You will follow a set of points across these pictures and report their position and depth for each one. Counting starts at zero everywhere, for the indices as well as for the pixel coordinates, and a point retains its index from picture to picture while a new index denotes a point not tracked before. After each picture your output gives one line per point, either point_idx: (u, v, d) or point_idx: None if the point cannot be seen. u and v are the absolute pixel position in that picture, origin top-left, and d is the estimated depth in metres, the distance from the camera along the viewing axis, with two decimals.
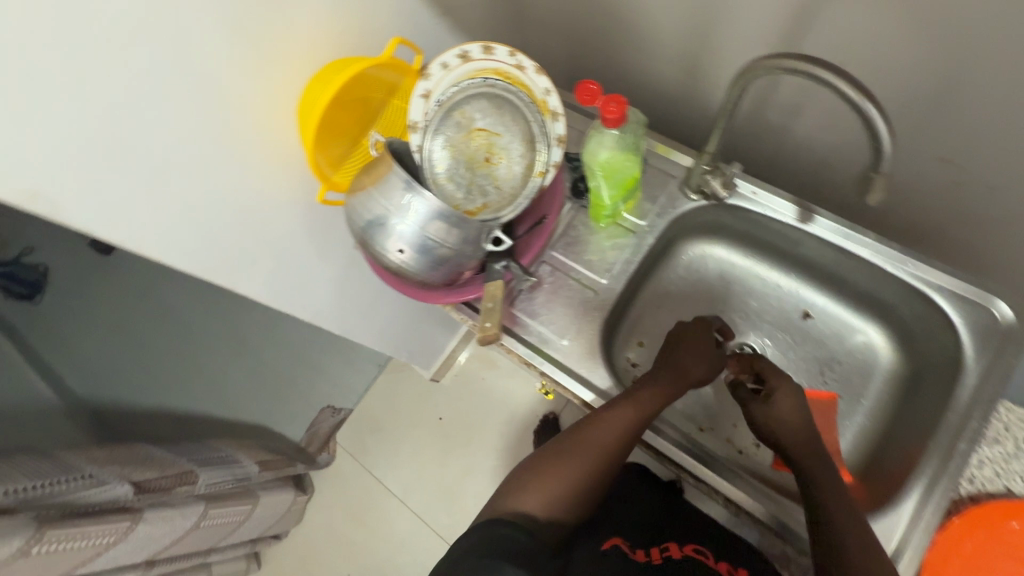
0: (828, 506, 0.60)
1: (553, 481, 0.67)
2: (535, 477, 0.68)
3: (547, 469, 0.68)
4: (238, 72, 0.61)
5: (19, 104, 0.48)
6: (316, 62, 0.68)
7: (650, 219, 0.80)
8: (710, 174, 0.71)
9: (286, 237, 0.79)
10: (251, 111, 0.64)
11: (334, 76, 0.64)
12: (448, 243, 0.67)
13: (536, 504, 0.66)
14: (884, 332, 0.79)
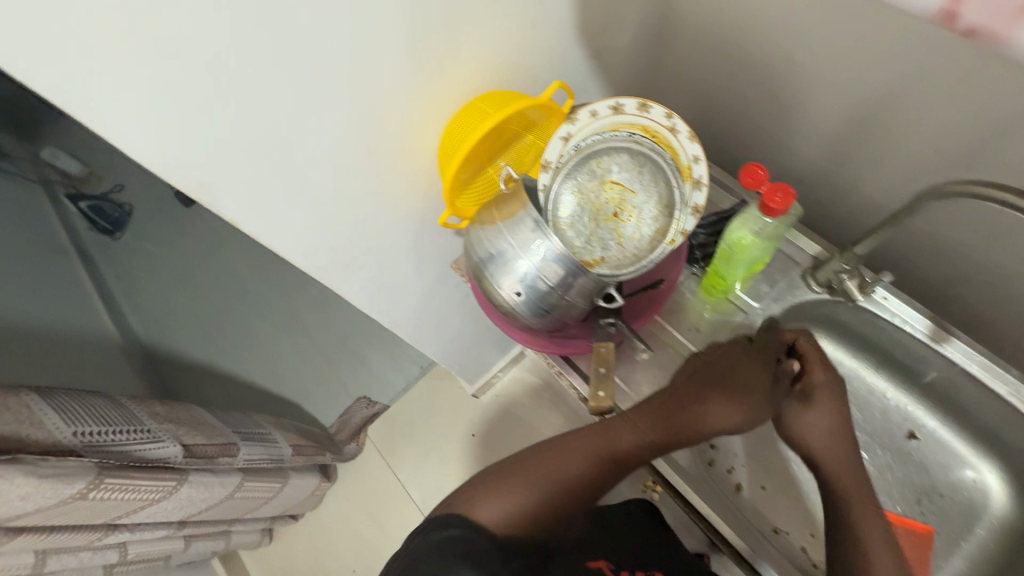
0: (840, 505, 0.63)
1: (518, 479, 0.64)
2: (510, 482, 0.64)
3: (523, 473, 0.65)
4: (405, 95, 0.61)
5: (211, 99, 0.48)
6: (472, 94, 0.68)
7: (765, 302, 0.77)
8: (846, 275, 0.67)
9: (389, 247, 0.78)
10: (403, 131, 0.64)
11: (491, 110, 0.63)
12: (564, 293, 0.65)
13: (497, 514, 0.60)
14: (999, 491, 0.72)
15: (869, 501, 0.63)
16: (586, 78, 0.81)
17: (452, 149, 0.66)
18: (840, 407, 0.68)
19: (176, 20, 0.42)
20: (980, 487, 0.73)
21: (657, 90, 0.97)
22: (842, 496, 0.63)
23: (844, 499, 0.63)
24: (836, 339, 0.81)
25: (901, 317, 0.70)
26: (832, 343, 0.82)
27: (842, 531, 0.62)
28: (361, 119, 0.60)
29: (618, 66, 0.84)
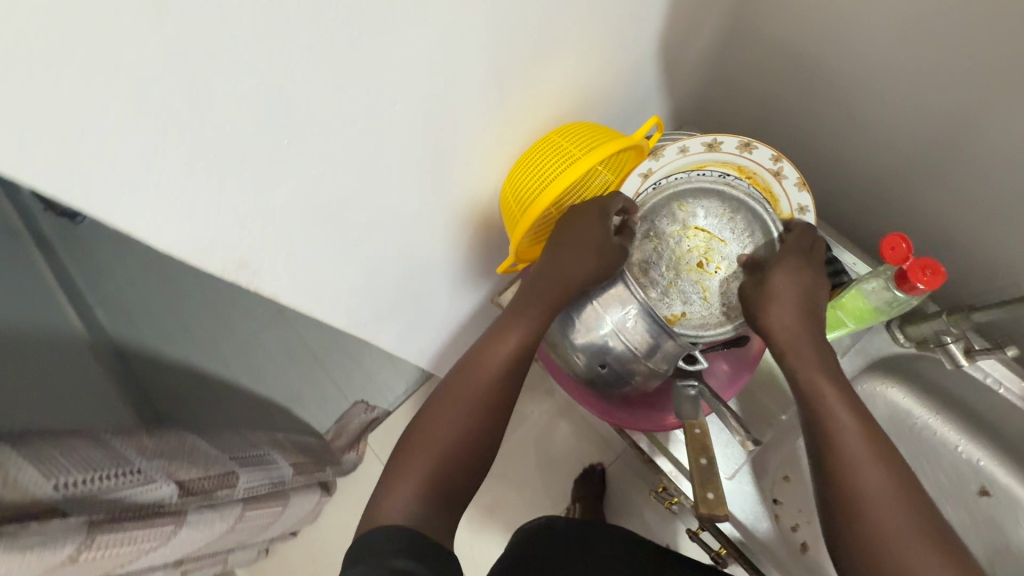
0: (826, 417, 0.46)
1: (418, 447, 0.49)
2: (413, 448, 0.50)
3: (425, 429, 0.51)
4: (481, 131, 0.51)
5: (274, 159, 0.35)
6: (543, 124, 0.58)
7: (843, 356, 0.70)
8: (953, 338, 0.61)
9: (431, 290, 0.67)
10: (470, 169, 0.54)
11: (578, 151, 0.55)
12: (649, 359, 0.58)
13: (407, 500, 0.45)
14: None
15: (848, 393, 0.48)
16: (651, 98, 0.72)
17: (527, 192, 0.57)
18: (803, 269, 0.53)
19: (237, 61, 0.29)
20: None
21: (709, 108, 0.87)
22: (826, 416, 0.46)
23: (828, 419, 0.46)
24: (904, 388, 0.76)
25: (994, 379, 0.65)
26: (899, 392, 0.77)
27: (846, 479, 0.43)
28: (432, 165, 0.49)
29: (683, 84, 0.75)
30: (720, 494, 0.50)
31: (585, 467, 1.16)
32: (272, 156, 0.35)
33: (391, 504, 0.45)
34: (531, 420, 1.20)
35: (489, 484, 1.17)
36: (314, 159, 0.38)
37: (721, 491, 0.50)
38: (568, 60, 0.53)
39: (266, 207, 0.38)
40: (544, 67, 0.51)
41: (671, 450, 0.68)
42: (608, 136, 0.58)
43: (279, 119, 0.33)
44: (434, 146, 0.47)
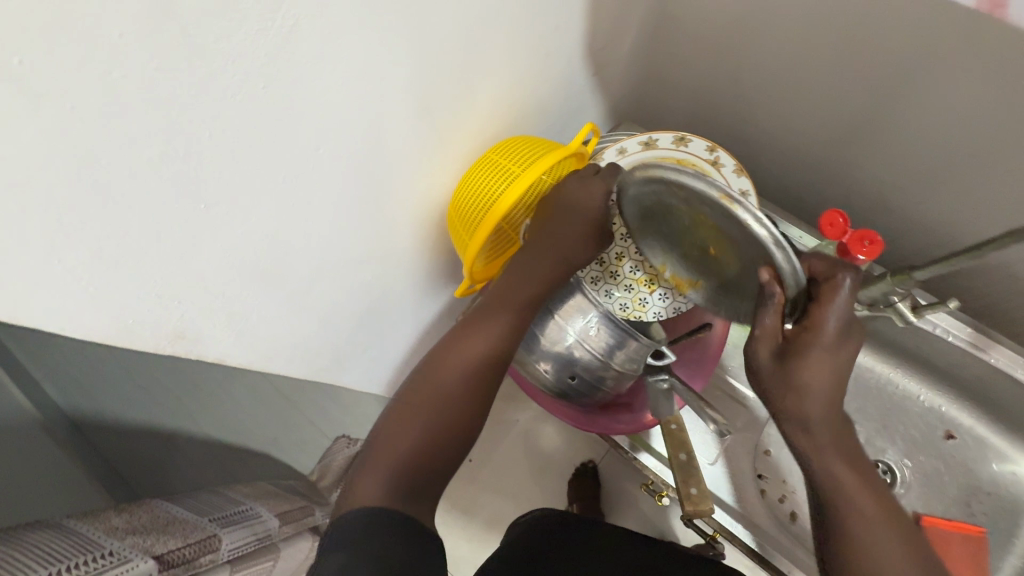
0: (852, 528, 0.40)
1: (402, 421, 0.46)
2: (400, 422, 0.46)
3: (411, 403, 0.48)
4: (418, 163, 0.50)
5: (188, 223, 0.33)
6: (481, 145, 0.58)
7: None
8: (900, 297, 0.63)
9: (394, 323, 0.65)
10: (414, 199, 0.53)
11: (517, 166, 0.55)
12: (614, 362, 0.58)
13: (386, 483, 0.42)
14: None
15: (871, 483, 0.41)
16: (587, 103, 0.73)
17: (471, 213, 0.56)
18: (837, 345, 0.40)
19: (121, 132, 0.27)
20: (1011, 489, 0.74)
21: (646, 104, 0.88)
22: (849, 524, 0.40)
23: (854, 531, 0.40)
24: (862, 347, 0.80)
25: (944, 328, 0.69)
26: (858, 352, 0.81)
27: None
28: (370, 206, 0.48)
29: (616, 86, 0.76)
30: (703, 489, 0.50)
31: (577, 467, 1.15)
32: (194, 222, 0.33)
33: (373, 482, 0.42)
34: (518, 432, 1.18)
35: (484, 504, 1.14)
36: (239, 219, 0.36)
37: (703, 487, 0.51)
38: (498, 81, 0.53)
39: (193, 277, 0.36)
40: (474, 91, 0.51)
41: (653, 446, 0.69)
42: (546, 148, 0.58)
43: (192, 186, 0.32)
44: (368, 187, 0.46)
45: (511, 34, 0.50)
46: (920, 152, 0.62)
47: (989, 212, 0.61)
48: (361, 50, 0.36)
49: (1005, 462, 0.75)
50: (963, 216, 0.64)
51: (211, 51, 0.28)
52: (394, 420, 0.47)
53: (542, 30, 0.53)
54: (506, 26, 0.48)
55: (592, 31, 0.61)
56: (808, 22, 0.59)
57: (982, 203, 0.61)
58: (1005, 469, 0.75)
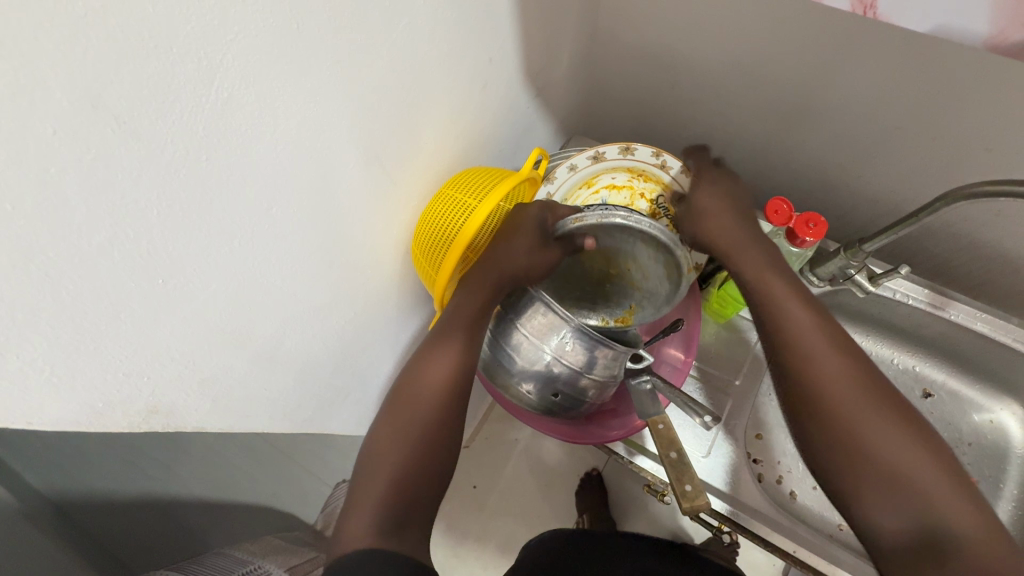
0: (780, 310, 0.52)
1: (406, 409, 0.53)
2: (404, 411, 0.52)
3: (411, 392, 0.54)
4: (372, 207, 0.51)
5: (145, 297, 0.33)
6: (433, 182, 0.59)
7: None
8: (856, 269, 0.66)
9: (374, 365, 0.66)
10: (375, 243, 0.54)
11: (473, 200, 0.56)
12: (590, 373, 0.58)
13: (370, 520, 0.45)
14: (1004, 437, 0.76)
15: (808, 303, 0.52)
16: (533, 125, 0.75)
17: (438, 250, 0.58)
18: (732, 199, 0.57)
19: (60, 222, 0.27)
20: (987, 437, 0.77)
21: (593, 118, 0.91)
22: (783, 324, 0.51)
23: (786, 320, 0.51)
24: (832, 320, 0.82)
25: (904, 292, 0.71)
26: None
27: (801, 350, 0.49)
28: (329, 256, 0.48)
29: (559, 106, 0.78)
30: (696, 485, 0.52)
31: (582, 477, 1.15)
32: (152, 297, 0.34)
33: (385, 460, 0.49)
34: (517, 451, 1.18)
35: (493, 529, 1.13)
36: (198, 288, 0.37)
37: (696, 481, 0.52)
38: (439, 120, 0.54)
39: (158, 353, 0.36)
40: (418, 132, 0.52)
41: (647, 447, 0.69)
42: (499, 176, 0.60)
43: (144, 263, 0.32)
44: (325, 238, 0.46)
45: (444, 75, 0.51)
46: (850, 133, 0.65)
47: (922, 179, 0.65)
48: (297, 112, 0.37)
49: (978, 412, 0.78)
50: (900, 187, 0.67)
51: (146, 132, 0.29)
52: (373, 454, 0.50)
53: (475, 66, 0.55)
54: (437, 69, 0.50)
55: (527, 58, 0.63)
56: (726, 28, 0.62)
57: (914, 173, 0.65)
58: (979, 419, 0.78)
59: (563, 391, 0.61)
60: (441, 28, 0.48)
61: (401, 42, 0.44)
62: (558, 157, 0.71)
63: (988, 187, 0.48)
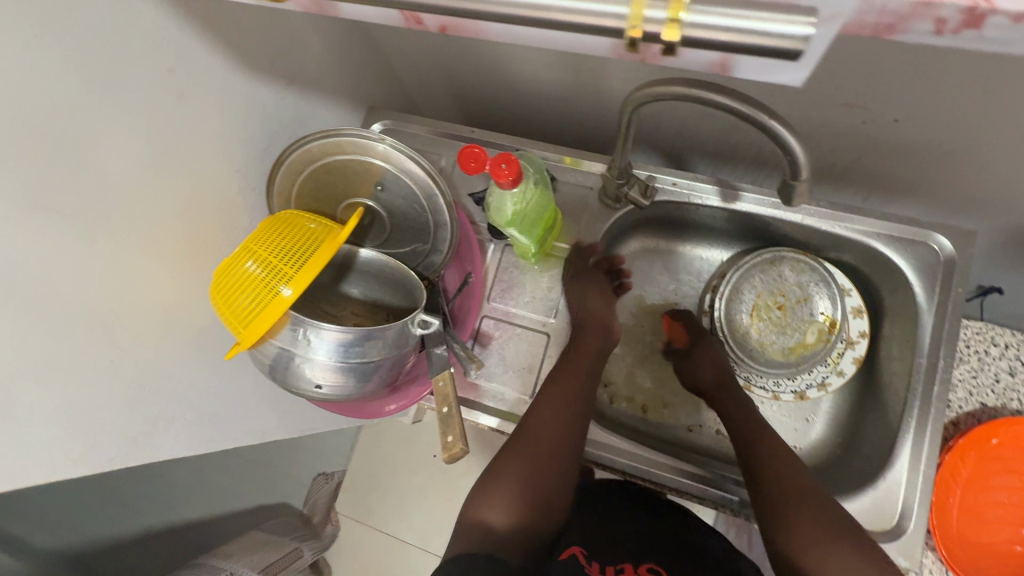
0: (764, 454, 0.65)
1: (526, 487, 0.63)
2: (499, 488, 0.63)
3: (505, 475, 0.63)
4: (124, 255, 0.55)
5: None
6: (189, 213, 0.61)
7: (578, 239, 0.77)
8: (625, 186, 0.69)
9: (209, 387, 0.69)
10: (137, 287, 0.57)
11: (290, 266, 0.56)
12: (366, 360, 0.60)
13: (498, 505, 0.61)
14: (840, 310, 0.75)
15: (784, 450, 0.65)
16: (306, 113, 0.76)
17: (247, 313, 0.56)
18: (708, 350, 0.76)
19: None
20: (826, 315, 0.75)
21: (393, 81, 0.91)
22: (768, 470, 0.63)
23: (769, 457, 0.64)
24: (650, 236, 0.85)
25: (689, 189, 0.74)
26: (648, 243, 0.86)
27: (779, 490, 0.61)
28: (74, 311, 0.51)
29: (334, 88, 0.80)
30: (456, 434, 0.53)
31: None
32: None
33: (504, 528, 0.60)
34: None
35: None
36: None
37: (457, 432, 0.53)
38: (159, 155, 0.57)
39: None
40: (131, 172, 0.54)
41: (483, 403, 0.74)
42: (279, 229, 0.59)
43: None
44: (56, 295, 0.49)
45: (130, 110, 0.52)
46: None
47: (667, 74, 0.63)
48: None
49: (821, 293, 0.76)
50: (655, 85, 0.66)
51: None
52: (489, 489, 0.63)
53: (173, 84, 0.56)
54: (115, 104, 0.51)
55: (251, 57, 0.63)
56: None
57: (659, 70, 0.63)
58: (809, 296, 0.77)
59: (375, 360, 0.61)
60: (92, 61, 0.48)
61: (31, 81, 0.44)
62: (296, 149, 0.65)
63: (640, 92, 0.46)
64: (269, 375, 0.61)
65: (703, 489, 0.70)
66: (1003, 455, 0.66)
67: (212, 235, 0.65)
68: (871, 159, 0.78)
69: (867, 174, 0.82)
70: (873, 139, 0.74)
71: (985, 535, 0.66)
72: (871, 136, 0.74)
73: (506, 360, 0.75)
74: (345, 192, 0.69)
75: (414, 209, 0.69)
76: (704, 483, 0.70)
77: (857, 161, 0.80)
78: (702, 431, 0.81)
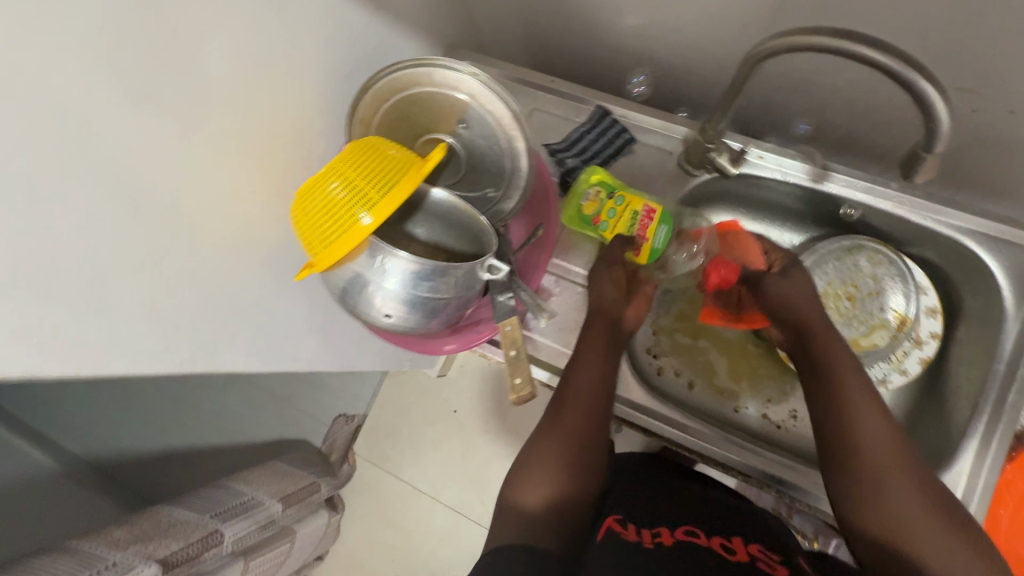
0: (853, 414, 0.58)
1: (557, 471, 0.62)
2: (534, 472, 0.62)
3: (536, 461, 0.63)
4: (212, 162, 0.55)
5: None
6: (273, 129, 0.61)
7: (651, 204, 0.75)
8: (713, 151, 0.67)
9: (269, 308, 0.70)
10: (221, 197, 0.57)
11: (374, 191, 0.55)
12: (424, 294, 0.60)
13: (530, 490, 0.61)
14: (914, 307, 0.72)
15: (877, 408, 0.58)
16: (386, 42, 0.74)
17: (328, 234, 0.56)
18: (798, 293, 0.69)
19: None
20: (899, 311, 0.73)
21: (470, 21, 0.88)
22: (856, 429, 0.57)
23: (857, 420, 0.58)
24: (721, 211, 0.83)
25: (775, 163, 0.71)
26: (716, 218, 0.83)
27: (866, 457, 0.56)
28: (162, 211, 0.51)
29: (416, 20, 0.77)
30: (525, 377, 0.53)
31: None
32: None
33: (531, 513, 0.59)
34: None
35: None
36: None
37: (526, 374, 0.53)
38: (255, 66, 0.56)
39: None
40: (227, 79, 0.53)
41: (537, 357, 0.73)
42: (362, 153, 0.59)
43: None
44: (151, 193, 0.50)
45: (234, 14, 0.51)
46: None
47: None
48: (71, 65, 0.41)
49: (897, 288, 0.73)
50: None
51: None
52: (523, 477, 0.62)
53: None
54: (221, 5, 0.50)
55: None
56: None
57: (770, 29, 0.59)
58: (883, 289, 0.74)
59: (439, 296, 0.61)
60: None
61: None
62: (383, 78, 0.64)
63: (765, 48, 0.45)
64: (339, 301, 0.61)
65: (749, 467, 0.70)
66: None
67: (291, 155, 0.64)
68: (970, 152, 0.74)
69: (961, 170, 0.78)
70: (979, 130, 0.70)
71: None
72: (978, 127, 0.70)
73: (564, 317, 0.74)
74: (424, 127, 0.68)
75: (492, 151, 0.68)
76: (752, 463, 0.70)
77: (954, 153, 0.76)
78: (749, 412, 0.80)
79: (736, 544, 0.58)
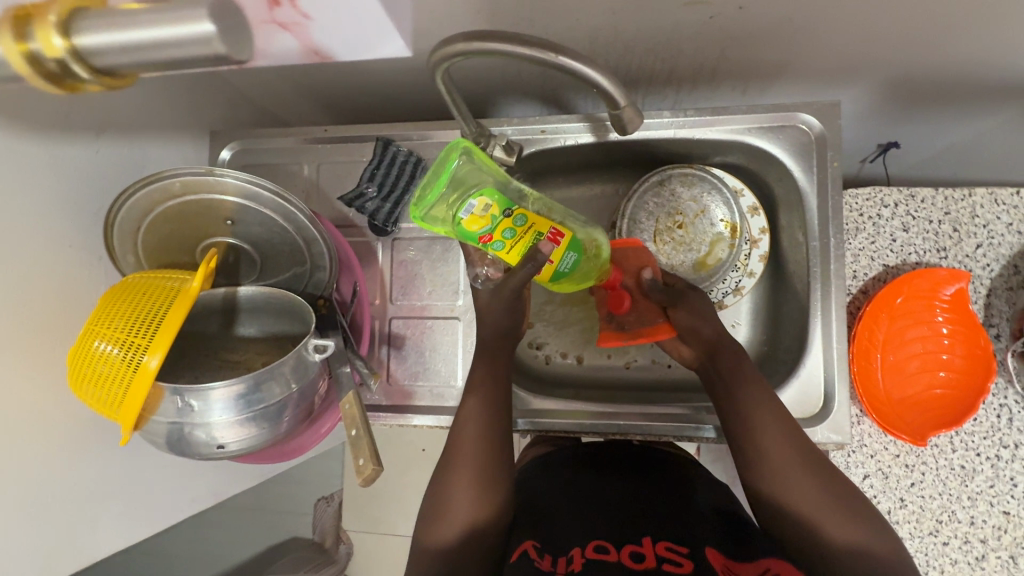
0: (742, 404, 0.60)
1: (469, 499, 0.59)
2: (443, 505, 0.59)
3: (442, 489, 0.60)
4: None
5: None
6: (22, 307, 0.56)
7: None
8: (489, 148, 0.66)
9: (120, 472, 0.67)
10: None
11: (142, 336, 0.52)
12: (259, 408, 0.57)
13: (441, 527, 0.58)
14: (736, 212, 0.74)
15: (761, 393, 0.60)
16: (134, 161, 0.69)
17: (113, 396, 0.52)
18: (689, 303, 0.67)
19: None
20: (726, 220, 0.75)
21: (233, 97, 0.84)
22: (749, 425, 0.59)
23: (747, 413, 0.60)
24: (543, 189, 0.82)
25: (556, 133, 0.71)
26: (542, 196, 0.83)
27: (757, 443, 0.58)
28: None
29: (163, 124, 0.73)
30: (366, 457, 0.51)
31: None
32: None
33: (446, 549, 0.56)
34: None
35: None
36: None
37: (366, 454, 0.51)
38: None
39: None
40: None
41: (415, 404, 0.72)
42: (128, 298, 0.55)
43: None
44: None
45: None
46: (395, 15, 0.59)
47: None
48: None
49: (716, 200, 0.75)
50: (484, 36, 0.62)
51: None
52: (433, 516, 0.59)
53: None
54: None
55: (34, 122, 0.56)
56: None
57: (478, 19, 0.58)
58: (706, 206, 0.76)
59: (272, 404, 0.58)
60: None
61: None
62: (125, 207, 0.60)
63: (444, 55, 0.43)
64: (169, 449, 0.58)
65: (648, 424, 0.70)
66: (911, 309, 0.68)
67: (61, 322, 0.60)
68: (732, 51, 0.76)
69: (736, 67, 0.80)
70: (726, 31, 0.72)
71: (909, 390, 0.69)
72: (723, 28, 0.71)
73: (426, 356, 0.73)
74: (198, 236, 0.64)
75: (277, 233, 0.65)
76: (649, 419, 0.71)
77: (721, 57, 0.77)
78: (640, 364, 0.82)
79: (645, 546, 0.59)
